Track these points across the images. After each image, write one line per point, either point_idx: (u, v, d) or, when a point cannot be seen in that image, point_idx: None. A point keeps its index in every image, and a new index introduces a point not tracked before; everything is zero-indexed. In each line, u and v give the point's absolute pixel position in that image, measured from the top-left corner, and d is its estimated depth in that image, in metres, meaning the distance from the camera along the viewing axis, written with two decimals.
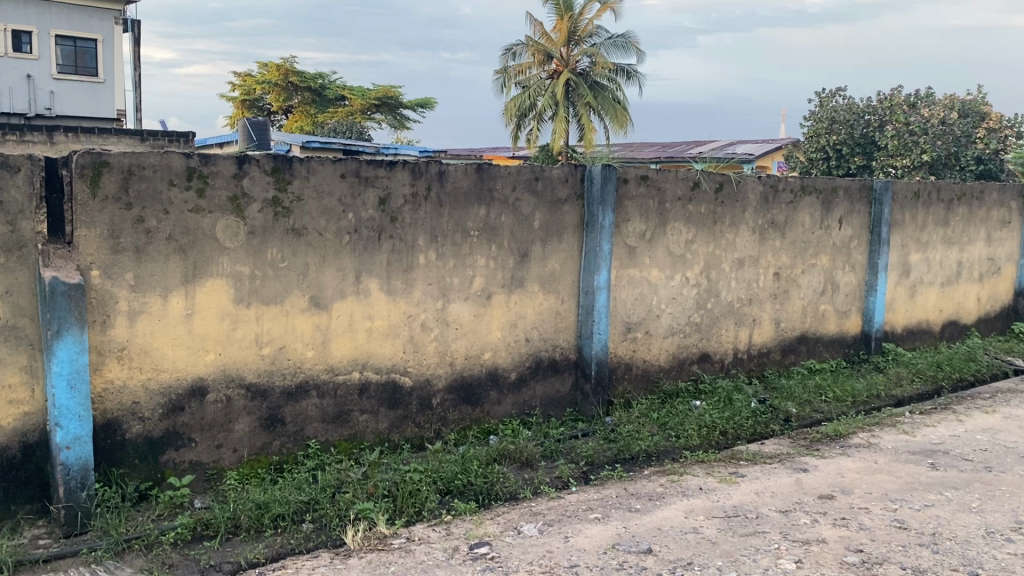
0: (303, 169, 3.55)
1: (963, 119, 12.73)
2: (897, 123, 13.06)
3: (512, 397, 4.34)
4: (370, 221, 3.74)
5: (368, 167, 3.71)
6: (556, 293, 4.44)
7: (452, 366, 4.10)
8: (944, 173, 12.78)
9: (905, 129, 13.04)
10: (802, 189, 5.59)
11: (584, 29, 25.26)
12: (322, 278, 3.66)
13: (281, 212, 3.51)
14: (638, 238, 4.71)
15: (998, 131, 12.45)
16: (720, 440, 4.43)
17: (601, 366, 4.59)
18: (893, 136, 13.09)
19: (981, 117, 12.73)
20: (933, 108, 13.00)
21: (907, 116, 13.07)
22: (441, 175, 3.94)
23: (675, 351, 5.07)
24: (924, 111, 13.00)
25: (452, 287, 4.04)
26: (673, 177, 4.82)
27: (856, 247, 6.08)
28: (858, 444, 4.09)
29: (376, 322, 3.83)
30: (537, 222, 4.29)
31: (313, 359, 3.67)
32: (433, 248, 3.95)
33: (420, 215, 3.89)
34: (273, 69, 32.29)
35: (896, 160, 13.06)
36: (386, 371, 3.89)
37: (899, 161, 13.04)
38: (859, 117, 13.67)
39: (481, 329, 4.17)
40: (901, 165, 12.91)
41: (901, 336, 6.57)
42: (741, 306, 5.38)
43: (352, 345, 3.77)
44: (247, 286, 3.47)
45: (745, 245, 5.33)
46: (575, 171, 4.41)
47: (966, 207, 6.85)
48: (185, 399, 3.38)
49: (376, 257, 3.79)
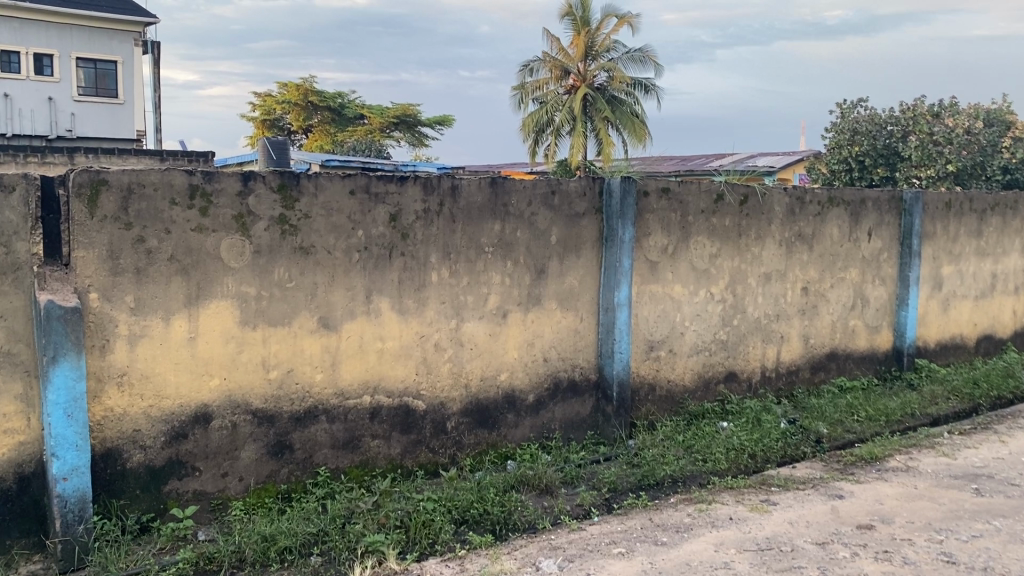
0: (310, 185, 3.41)
1: (989, 129, 12.47)
2: (920, 133, 12.83)
3: (531, 420, 4.17)
4: (380, 238, 3.60)
5: (378, 182, 3.57)
6: (575, 311, 4.28)
7: (467, 388, 3.94)
8: (970, 183, 12.51)
9: (928, 140, 12.81)
10: (829, 201, 5.41)
11: (601, 45, 25.20)
12: (331, 298, 3.51)
13: (288, 230, 3.38)
14: (660, 253, 4.54)
15: None
16: (748, 463, 4.24)
17: (623, 387, 4.41)
18: (916, 146, 12.86)
19: (1007, 126, 12.47)
20: (957, 117, 12.75)
21: (931, 126, 12.84)
22: (454, 190, 3.79)
23: (700, 370, 4.88)
24: (948, 121, 12.77)
25: (466, 306, 3.89)
26: (695, 190, 4.65)
27: (887, 260, 5.87)
28: (895, 468, 3.88)
29: (388, 343, 3.68)
30: (554, 238, 4.13)
31: (322, 382, 3.52)
32: (446, 265, 3.80)
33: (433, 231, 3.74)
34: (293, 89, 32.46)
35: (921, 171, 12.82)
36: (399, 394, 3.73)
37: (923, 171, 12.80)
38: (882, 127, 13.44)
39: (498, 349, 4.01)
40: (925, 176, 12.67)
41: (934, 352, 6.33)
42: (768, 322, 5.19)
43: (362, 367, 3.62)
44: (253, 307, 3.33)
45: (771, 259, 5.15)
46: (593, 185, 4.25)
47: (999, 217, 6.62)
48: (189, 427, 3.25)
49: (387, 276, 3.64)
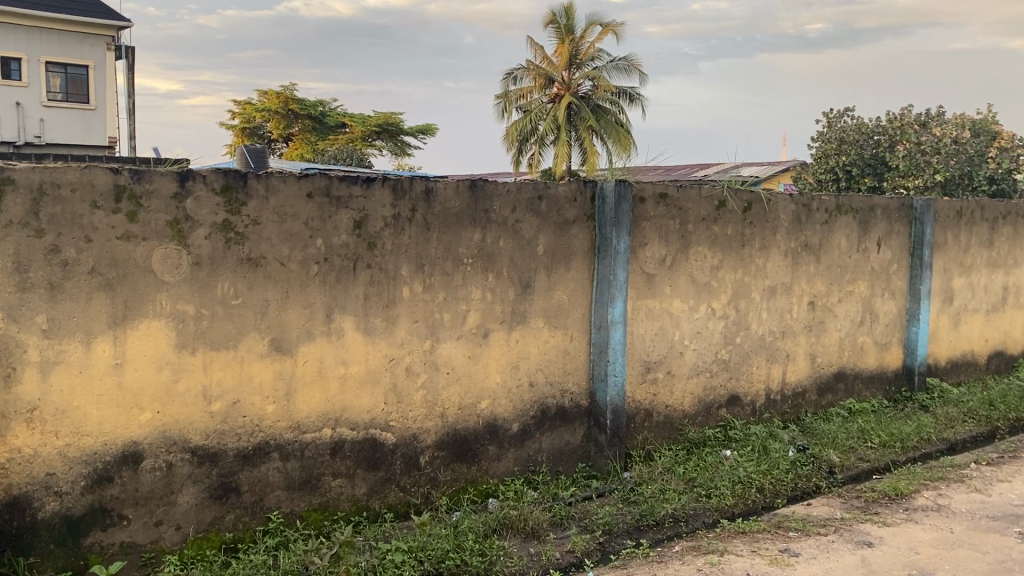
0: (260, 187, 2.95)
1: (976, 138, 12.57)
2: (909, 143, 12.94)
3: (515, 453, 3.70)
4: (342, 248, 3.14)
5: (340, 184, 3.12)
6: (564, 329, 3.83)
7: (443, 418, 3.48)
8: (958, 193, 12.54)
9: (915, 150, 12.96)
10: (837, 208, 5.00)
11: (585, 54, 24.94)
12: (286, 317, 3.05)
13: (233, 238, 2.91)
14: (657, 264, 4.10)
15: (1012, 150, 12.26)
16: (756, 498, 3.83)
17: (618, 414, 3.96)
18: (905, 156, 12.98)
19: (994, 135, 12.54)
20: (943, 128, 12.89)
21: (918, 136, 13.28)
22: (429, 193, 3.33)
23: (701, 394, 4.44)
24: (938, 129, 13.02)
25: (442, 325, 3.43)
26: (695, 195, 4.22)
27: (896, 272, 5.47)
28: (925, 506, 3.45)
29: (352, 368, 3.21)
30: (541, 247, 3.68)
31: (275, 414, 3.06)
32: (419, 279, 3.34)
33: (404, 240, 3.29)
34: (272, 97, 31.93)
35: (907, 182, 13.31)
36: (364, 426, 3.26)
37: (912, 180, 12.88)
38: (868, 138, 13.93)
39: (478, 373, 3.56)
40: (910, 188, 13.05)
41: (946, 370, 5.93)
42: (773, 340, 4.77)
43: (321, 397, 3.15)
44: (191, 328, 2.87)
45: (777, 270, 4.73)
46: (584, 188, 3.80)
47: (1011, 226, 6.26)
48: (115, 468, 2.77)
49: (351, 291, 3.18)
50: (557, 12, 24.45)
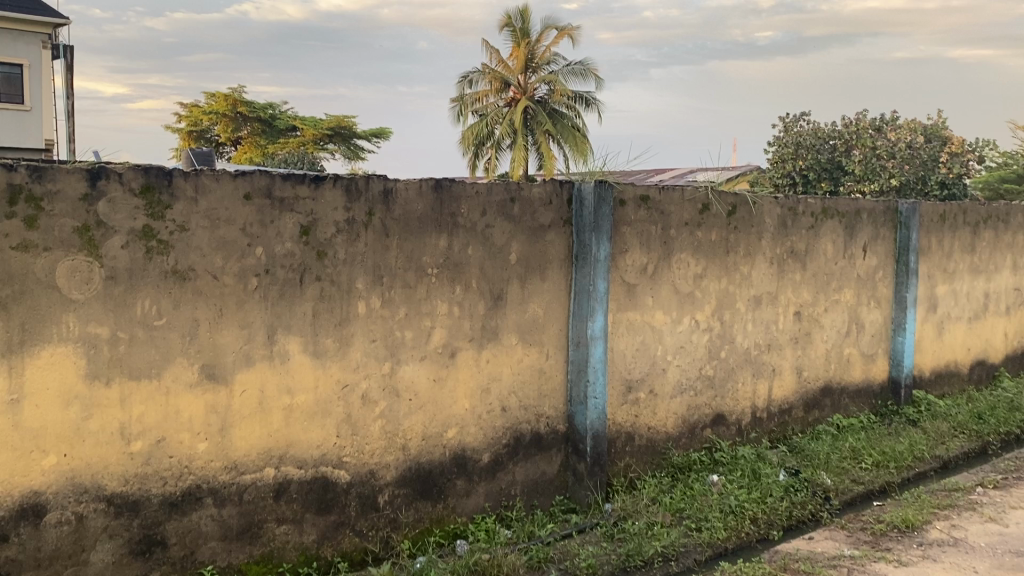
0: (188, 187, 2.51)
1: (930, 144, 13.79)
2: (863, 148, 13.75)
3: (486, 487, 3.30)
4: (286, 258, 2.71)
5: (283, 183, 2.69)
6: (539, 347, 3.44)
7: (405, 451, 3.06)
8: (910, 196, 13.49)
9: (872, 154, 13.78)
10: (823, 212, 4.70)
11: (542, 57, 24.68)
12: (220, 340, 2.60)
13: (155, 247, 2.47)
14: (639, 273, 3.74)
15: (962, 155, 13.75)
16: (750, 531, 3.49)
17: (599, 439, 3.57)
18: (860, 161, 13.76)
19: (944, 142, 13.90)
20: (899, 133, 13.83)
21: (875, 141, 13.74)
22: (387, 195, 2.92)
23: (685, 414, 4.08)
24: (892, 136, 13.79)
25: (403, 345, 3.01)
26: (678, 198, 3.87)
27: (882, 279, 5.18)
28: (941, 541, 3.14)
29: (298, 397, 2.78)
30: (514, 256, 3.28)
31: (207, 453, 2.61)
32: (377, 293, 2.92)
33: (359, 248, 2.86)
34: (221, 100, 31.15)
35: (864, 187, 13.70)
36: (313, 463, 2.83)
37: (866, 186, 13.70)
38: (825, 141, 14.11)
39: (444, 398, 3.15)
40: (870, 191, 13.60)
41: (930, 381, 5.67)
42: (758, 353, 4.44)
43: (262, 432, 2.72)
44: (105, 355, 2.41)
45: (762, 279, 4.40)
46: (560, 190, 3.42)
47: (992, 230, 6.04)
48: (11, 525, 2.31)
49: (296, 307, 2.75)
50: (513, 15, 24.16)
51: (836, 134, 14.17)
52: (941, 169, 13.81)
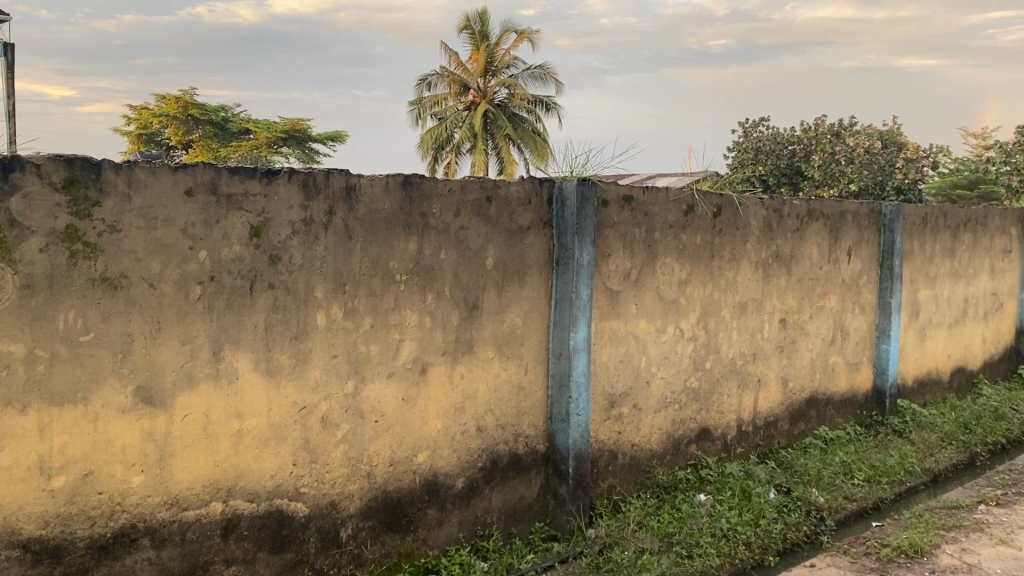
0: (120, 181, 2.17)
1: (886, 151, 14.03)
2: (823, 153, 13.67)
3: (460, 515, 2.99)
4: (235, 263, 2.38)
5: (231, 178, 2.36)
6: (517, 360, 3.14)
7: (371, 479, 2.74)
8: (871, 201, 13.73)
9: (831, 159, 13.76)
10: (808, 214, 4.48)
11: (501, 61, 24.45)
12: (157, 357, 2.27)
13: (81, 251, 2.12)
14: (622, 279, 3.46)
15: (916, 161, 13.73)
16: (745, 557, 3.23)
17: (581, 460, 3.28)
18: (820, 166, 13.74)
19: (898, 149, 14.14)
20: (858, 139, 13.90)
21: (834, 146, 13.72)
22: (350, 192, 2.60)
23: (669, 429, 3.82)
24: (850, 141, 13.80)
25: (368, 360, 2.69)
26: (662, 198, 3.60)
27: (866, 284, 4.98)
28: (953, 568, 2.93)
29: (249, 422, 2.45)
30: (490, 260, 2.98)
31: (143, 487, 2.27)
32: (338, 302, 2.60)
33: (317, 252, 2.54)
34: (172, 102, 30.38)
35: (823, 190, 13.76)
36: (267, 496, 2.50)
37: (825, 190, 13.68)
38: (785, 146, 14.04)
39: (414, 420, 2.83)
40: (830, 195, 13.58)
41: (912, 390, 5.49)
42: (744, 364, 4.19)
43: (208, 463, 2.38)
44: (19, 377, 2.06)
45: (748, 285, 4.15)
46: (540, 188, 3.13)
47: (971, 234, 5.90)
48: None
49: (247, 319, 2.42)
50: (473, 18, 23.90)
51: (795, 140, 14.07)
52: (898, 175, 13.93)
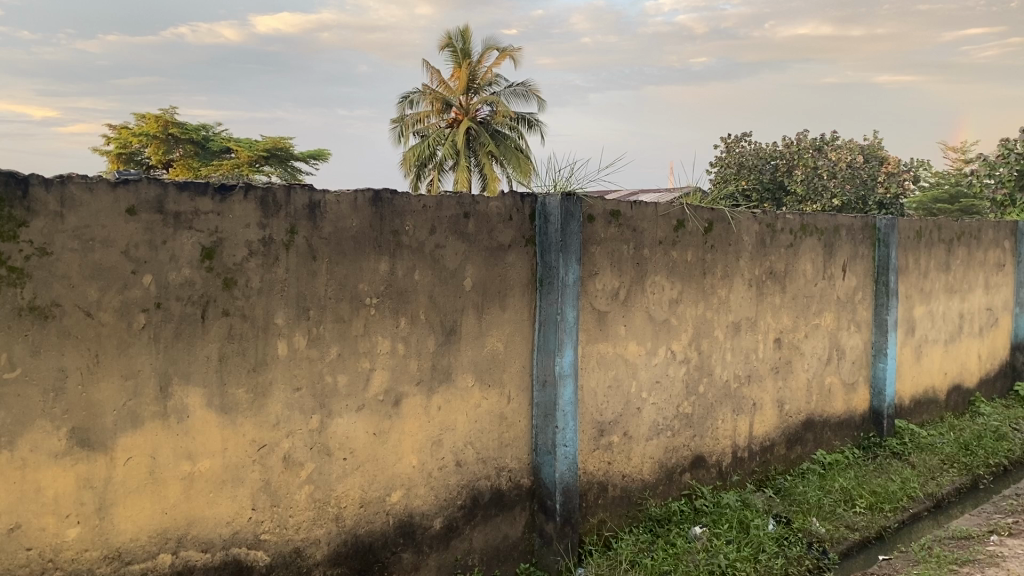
0: (51, 198, 1.94)
1: (869, 164, 13.98)
2: (805, 168, 13.63)
3: (438, 559, 2.76)
4: (184, 287, 2.15)
5: (179, 195, 2.13)
6: (500, 389, 2.92)
7: (339, 522, 2.50)
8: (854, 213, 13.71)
9: (813, 173, 13.67)
10: (802, 229, 4.29)
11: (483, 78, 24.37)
12: (96, 395, 2.03)
13: (6, 278, 1.89)
14: (611, 299, 3.25)
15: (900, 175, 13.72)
16: None
17: (569, 494, 3.06)
18: (802, 181, 13.66)
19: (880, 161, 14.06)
20: (840, 153, 13.84)
21: (817, 161, 13.64)
22: (314, 209, 2.38)
23: (662, 458, 3.60)
24: (832, 155, 13.72)
25: (335, 392, 2.46)
26: (651, 213, 3.40)
27: (861, 301, 4.80)
28: None
29: (201, 464, 2.21)
30: (469, 281, 2.77)
31: (80, 541, 2.03)
32: (301, 329, 2.37)
33: (277, 275, 2.32)
34: (151, 121, 29.99)
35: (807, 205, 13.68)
36: (222, 545, 2.26)
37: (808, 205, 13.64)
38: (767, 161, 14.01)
39: (387, 456, 2.60)
40: (814, 210, 13.49)
41: (910, 410, 5.31)
42: (738, 387, 3.99)
43: (155, 511, 2.14)
44: None
45: (741, 303, 3.96)
46: (522, 202, 2.91)
47: (966, 248, 5.74)
48: None
49: (198, 350, 2.18)
50: (454, 36, 23.81)
51: (778, 155, 14.04)
52: (881, 189, 13.88)
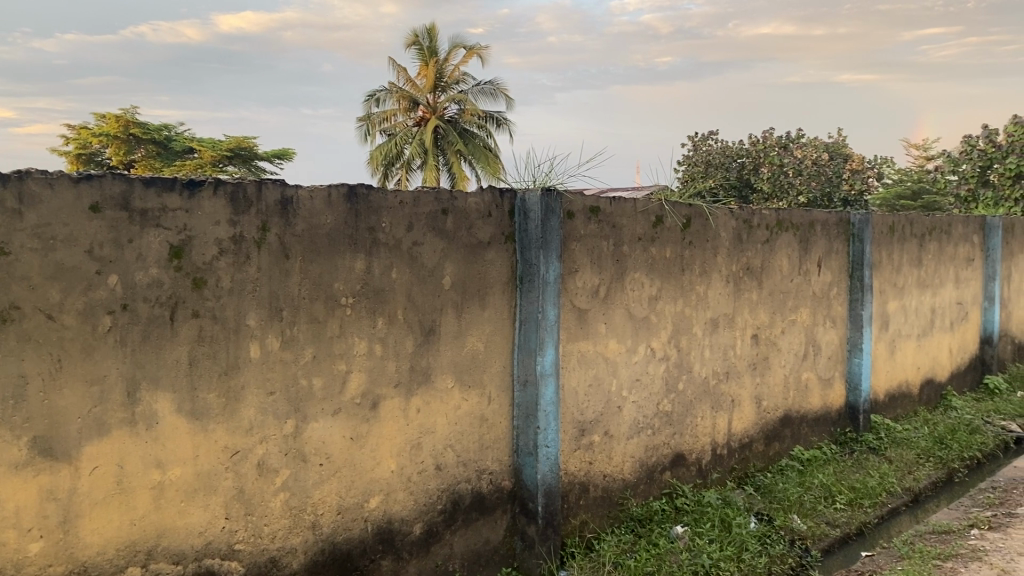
0: (9, 195, 1.84)
1: (834, 163, 14.08)
2: (772, 166, 13.70)
3: (418, 565, 2.68)
4: (152, 288, 2.05)
5: (146, 190, 2.04)
6: (480, 389, 2.85)
7: (317, 530, 2.42)
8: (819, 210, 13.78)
9: (779, 171, 13.77)
10: (778, 225, 4.27)
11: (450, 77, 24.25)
12: (59, 403, 1.93)
13: None
14: (590, 296, 3.20)
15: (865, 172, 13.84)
16: None
17: (551, 496, 3.00)
18: (768, 178, 13.73)
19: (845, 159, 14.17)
20: (806, 150, 13.94)
21: (783, 159, 13.72)
22: (287, 205, 2.29)
23: (642, 458, 3.55)
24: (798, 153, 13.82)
25: (311, 396, 2.37)
26: (630, 209, 3.35)
27: (836, 296, 4.80)
28: None
29: (171, 472, 2.11)
30: (447, 279, 2.69)
31: (43, 556, 1.92)
32: (275, 331, 2.29)
33: (249, 274, 2.22)
34: (111, 121, 29.42)
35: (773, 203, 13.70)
36: (194, 556, 2.17)
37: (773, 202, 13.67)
38: (733, 159, 14.07)
39: (365, 461, 2.52)
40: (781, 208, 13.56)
41: (884, 404, 5.32)
42: (717, 384, 3.96)
43: (123, 522, 2.04)
44: None
45: (719, 299, 3.92)
46: (500, 198, 2.85)
47: (936, 243, 5.78)
48: None
49: (167, 353, 2.09)
50: (421, 34, 23.67)
51: (744, 154, 14.11)
52: (846, 186, 13.99)
